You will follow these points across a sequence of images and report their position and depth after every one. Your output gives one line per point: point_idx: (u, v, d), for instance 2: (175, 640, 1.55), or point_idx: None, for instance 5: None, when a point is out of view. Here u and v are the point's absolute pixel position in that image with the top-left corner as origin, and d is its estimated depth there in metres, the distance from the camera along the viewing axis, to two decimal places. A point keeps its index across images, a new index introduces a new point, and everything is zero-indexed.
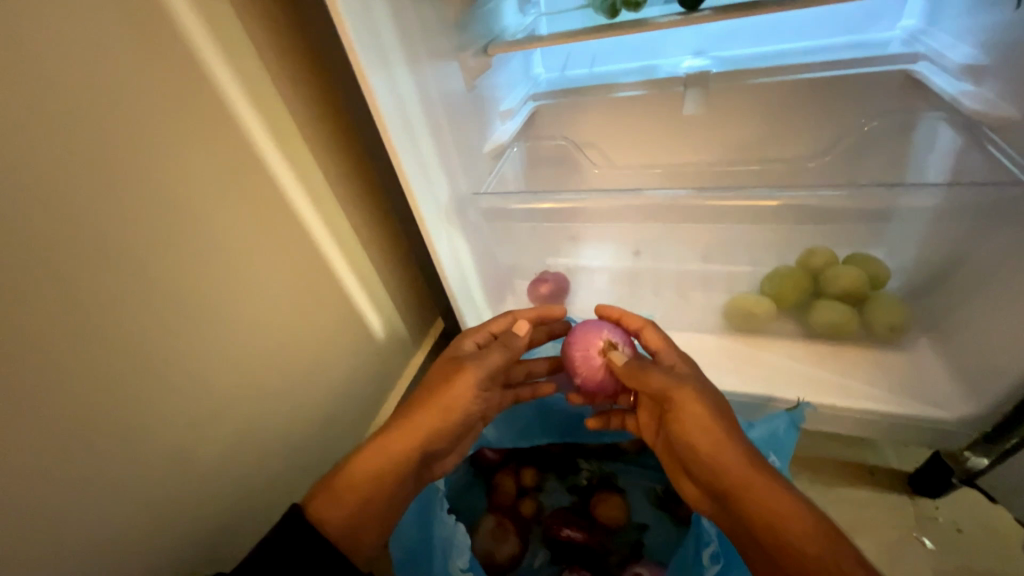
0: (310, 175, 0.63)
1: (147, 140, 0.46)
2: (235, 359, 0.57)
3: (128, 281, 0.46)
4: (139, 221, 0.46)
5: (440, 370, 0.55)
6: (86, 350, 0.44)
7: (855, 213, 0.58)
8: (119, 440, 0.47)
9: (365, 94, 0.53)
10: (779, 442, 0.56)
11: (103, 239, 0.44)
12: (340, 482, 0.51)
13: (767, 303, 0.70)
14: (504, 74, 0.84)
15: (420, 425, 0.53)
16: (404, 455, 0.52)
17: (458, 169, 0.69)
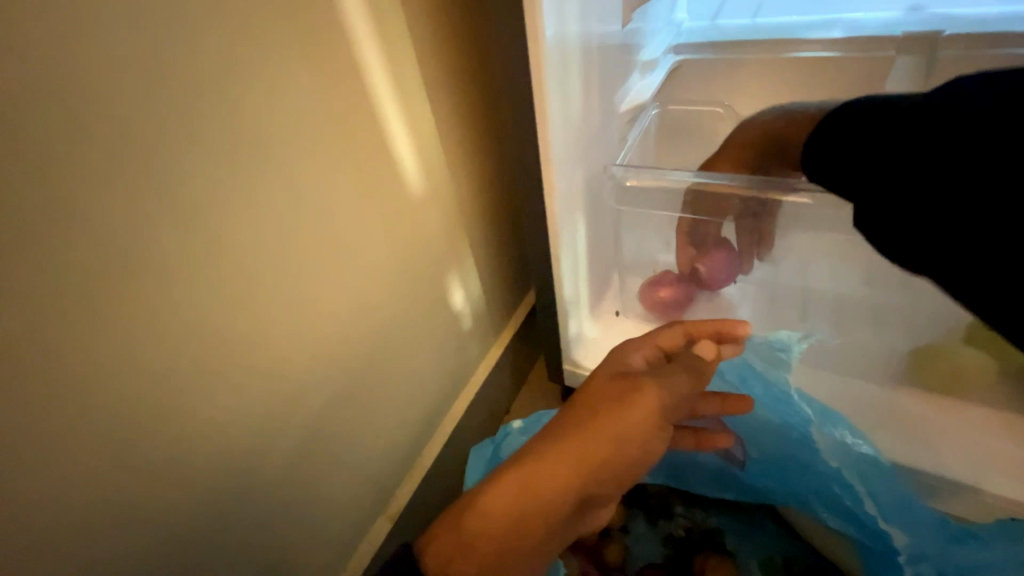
0: (416, 118, 0.50)
1: (234, 30, 0.35)
2: (305, 333, 0.46)
3: (187, 214, 0.35)
4: (208, 139, 0.35)
5: (608, 390, 0.42)
6: (125, 290, 0.34)
7: None
8: (162, 418, 0.38)
9: (529, 15, 0.40)
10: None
11: (158, 154, 0.33)
12: (469, 521, 0.39)
13: (984, 358, 0.53)
14: (651, 14, 0.65)
15: (579, 457, 0.40)
16: (557, 498, 0.40)
17: (599, 133, 0.54)
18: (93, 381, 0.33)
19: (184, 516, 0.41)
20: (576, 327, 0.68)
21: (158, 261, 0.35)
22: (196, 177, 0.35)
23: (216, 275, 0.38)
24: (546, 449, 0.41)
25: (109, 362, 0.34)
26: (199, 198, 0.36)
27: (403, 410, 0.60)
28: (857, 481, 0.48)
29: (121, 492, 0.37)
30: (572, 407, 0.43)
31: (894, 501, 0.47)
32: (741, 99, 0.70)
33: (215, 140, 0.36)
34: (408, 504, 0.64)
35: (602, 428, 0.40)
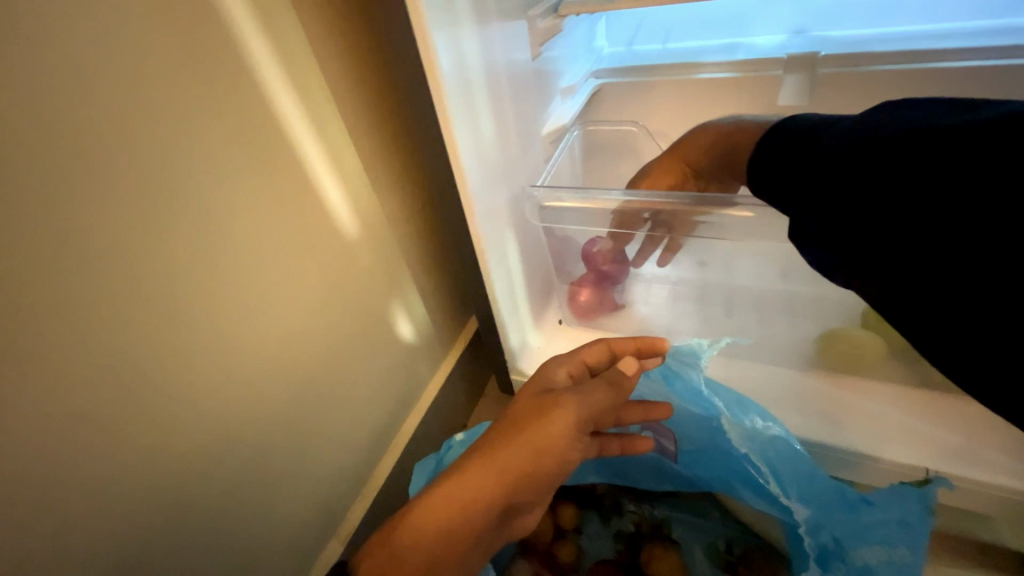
0: (339, 150, 0.53)
1: (145, 83, 0.37)
2: (237, 365, 0.47)
3: (100, 259, 0.37)
4: (119, 185, 0.37)
5: (531, 404, 0.48)
6: (40, 335, 0.35)
7: None
8: (83, 459, 0.38)
9: (425, 58, 0.44)
10: (907, 530, 0.46)
11: (62, 203, 0.34)
12: (402, 530, 0.44)
13: (873, 339, 0.59)
14: (567, 45, 0.69)
15: (504, 467, 0.45)
16: (482, 508, 0.45)
17: (516, 156, 0.58)
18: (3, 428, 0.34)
19: (114, 555, 0.42)
20: (520, 338, 0.72)
21: (67, 309, 0.36)
22: (109, 224, 0.37)
23: (139, 314, 0.39)
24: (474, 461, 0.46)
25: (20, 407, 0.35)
26: (111, 243, 0.37)
27: (348, 432, 0.62)
28: (764, 463, 0.52)
29: (41, 536, 0.37)
30: (499, 424, 0.48)
31: (803, 480, 0.50)
32: (660, 117, 0.77)
33: (127, 184, 0.37)
34: (360, 524, 0.64)
35: (523, 443, 0.45)
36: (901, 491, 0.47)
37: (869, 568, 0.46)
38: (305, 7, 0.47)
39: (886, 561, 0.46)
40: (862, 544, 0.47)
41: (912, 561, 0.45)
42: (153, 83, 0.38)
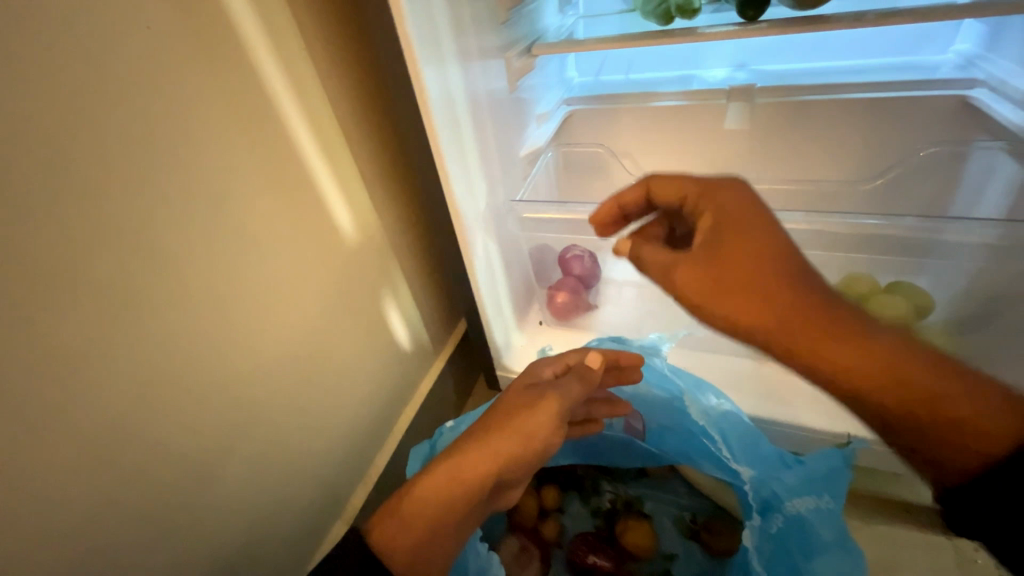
0: (343, 173, 0.61)
1: (186, 122, 0.45)
2: (254, 362, 0.55)
3: (145, 271, 0.44)
4: (162, 209, 0.44)
5: (523, 398, 0.56)
6: (99, 332, 0.41)
7: (899, 243, 0.62)
8: (127, 442, 0.45)
9: (417, 90, 0.51)
10: (830, 481, 0.55)
11: (118, 226, 0.41)
12: (407, 504, 0.50)
13: None
14: (540, 76, 0.79)
15: (497, 449, 0.53)
16: (478, 483, 0.52)
17: (497, 172, 0.66)
18: (66, 415, 0.41)
19: (150, 527, 0.48)
20: (505, 337, 0.79)
21: (119, 314, 0.42)
22: (154, 242, 0.44)
23: (174, 317, 0.46)
24: (472, 444, 0.53)
25: (80, 398, 0.41)
26: (154, 258, 0.44)
27: (349, 425, 0.69)
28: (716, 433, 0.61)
29: (93, 508, 0.44)
30: (495, 413, 0.56)
31: (750, 447, 0.59)
32: (624, 137, 0.84)
33: (170, 209, 0.45)
34: (360, 507, 0.71)
35: (515, 428, 0.53)
36: (826, 451, 0.56)
37: (802, 514, 0.54)
38: (315, 54, 0.55)
39: (816, 507, 0.54)
40: (796, 494, 0.55)
41: (835, 505, 0.53)
42: (192, 123, 0.45)
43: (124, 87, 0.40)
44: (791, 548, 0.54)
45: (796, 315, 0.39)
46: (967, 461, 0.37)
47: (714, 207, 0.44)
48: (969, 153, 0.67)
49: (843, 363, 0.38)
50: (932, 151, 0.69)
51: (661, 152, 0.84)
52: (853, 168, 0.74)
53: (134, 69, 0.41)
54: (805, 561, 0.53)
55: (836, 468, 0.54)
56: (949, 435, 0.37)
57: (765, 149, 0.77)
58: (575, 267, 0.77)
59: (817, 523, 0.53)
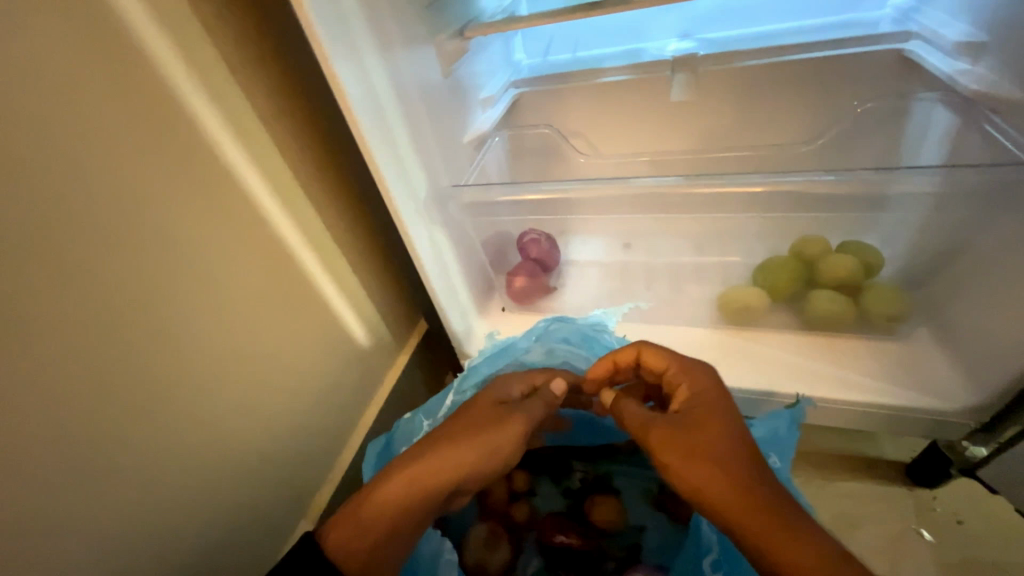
0: (276, 174, 0.59)
1: (94, 131, 0.43)
2: (200, 375, 0.54)
3: (62, 294, 0.42)
4: (73, 227, 0.42)
5: (490, 414, 0.56)
6: (20, 356, 0.40)
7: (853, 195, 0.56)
8: (66, 468, 0.44)
9: (333, 83, 0.50)
10: (779, 442, 0.57)
11: (25, 250, 0.39)
12: (366, 508, 0.50)
13: (760, 293, 0.69)
14: (483, 59, 0.78)
15: (460, 461, 0.53)
16: (437, 491, 0.52)
17: (436, 158, 0.65)
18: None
19: (106, 549, 0.48)
20: (465, 326, 0.79)
21: (39, 340, 0.41)
22: (69, 263, 0.42)
23: (103, 338, 0.45)
24: (435, 453, 0.53)
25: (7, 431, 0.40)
26: (73, 279, 0.43)
27: (309, 425, 0.69)
28: None
29: (38, 539, 0.43)
30: (459, 424, 0.55)
31: None
32: (573, 117, 0.83)
33: (83, 228, 0.43)
34: (326, 503, 0.72)
35: (480, 443, 0.53)
36: (775, 414, 0.57)
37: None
38: (230, 50, 0.51)
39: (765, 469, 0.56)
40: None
41: (781, 466, 0.55)
42: (95, 134, 0.43)
43: (11, 102, 0.38)
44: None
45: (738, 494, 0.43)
46: None
47: (691, 382, 0.51)
48: (911, 108, 0.67)
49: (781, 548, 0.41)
50: (869, 106, 0.69)
51: (611, 128, 0.83)
52: (799, 129, 0.73)
53: (29, 82, 0.38)
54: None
55: (783, 430, 0.56)
56: None
57: (711, 118, 0.77)
58: (537, 249, 0.78)
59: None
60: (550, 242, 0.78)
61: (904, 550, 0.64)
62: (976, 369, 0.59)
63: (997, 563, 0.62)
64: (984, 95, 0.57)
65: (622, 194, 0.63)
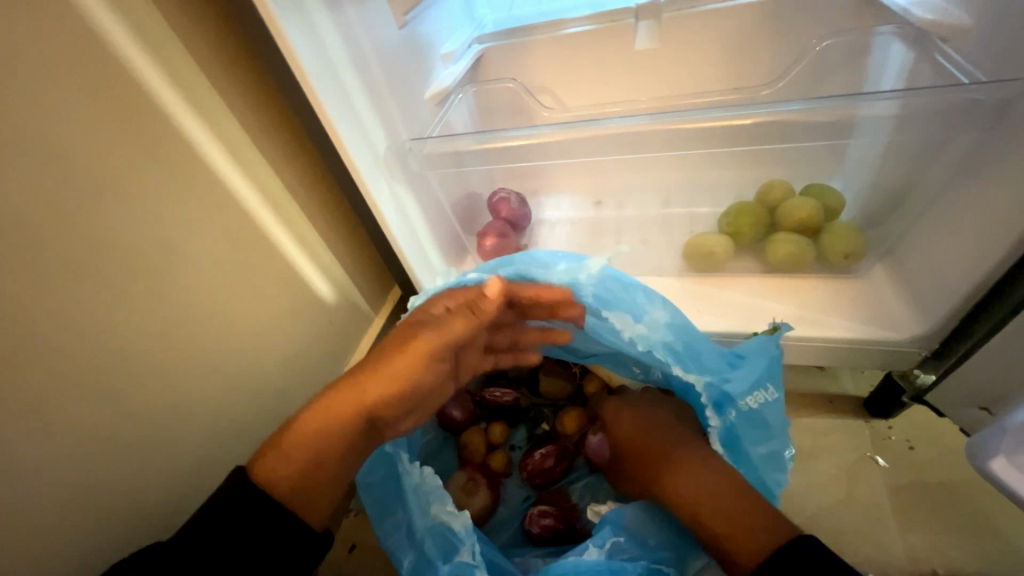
0: (228, 134, 0.56)
1: (21, 97, 0.40)
2: (166, 349, 0.53)
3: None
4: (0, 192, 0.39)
5: (399, 335, 0.55)
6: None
7: (815, 129, 0.56)
8: (24, 441, 0.43)
9: (277, 36, 0.48)
10: (771, 371, 0.57)
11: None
12: (288, 439, 0.51)
13: (724, 239, 0.70)
14: (442, 11, 0.75)
15: (368, 385, 0.53)
16: (350, 412, 0.52)
17: (393, 111, 0.63)
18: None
19: (80, 518, 0.48)
20: (437, 286, 0.79)
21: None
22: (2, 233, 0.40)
23: (53, 311, 0.44)
24: (350, 379, 0.53)
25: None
26: (5, 250, 0.40)
27: (282, 393, 0.69)
28: (667, 351, 0.57)
29: (6, 512, 0.43)
30: (373, 351, 0.55)
31: (695, 355, 0.58)
32: (538, 71, 0.81)
33: (27, 197, 0.41)
34: None
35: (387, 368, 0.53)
36: (764, 347, 0.57)
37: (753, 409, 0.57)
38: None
39: (766, 401, 0.56)
40: (749, 391, 0.56)
41: (777, 393, 0.56)
42: (13, 93, 0.39)
43: None
44: (737, 438, 0.57)
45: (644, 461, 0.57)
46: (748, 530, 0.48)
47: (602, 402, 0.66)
48: (870, 44, 0.67)
49: (674, 483, 0.53)
50: (827, 43, 0.68)
51: (575, 79, 0.81)
52: (761, 71, 0.73)
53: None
54: (748, 448, 0.58)
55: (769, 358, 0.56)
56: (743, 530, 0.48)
57: (673, 66, 0.76)
58: (509, 209, 0.78)
59: (767, 414, 0.57)
60: (518, 206, 0.79)
61: (857, 476, 0.68)
62: (922, 298, 0.61)
63: (943, 482, 0.67)
64: (938, 24, 0.58)
65: (586, 138, 0.62)
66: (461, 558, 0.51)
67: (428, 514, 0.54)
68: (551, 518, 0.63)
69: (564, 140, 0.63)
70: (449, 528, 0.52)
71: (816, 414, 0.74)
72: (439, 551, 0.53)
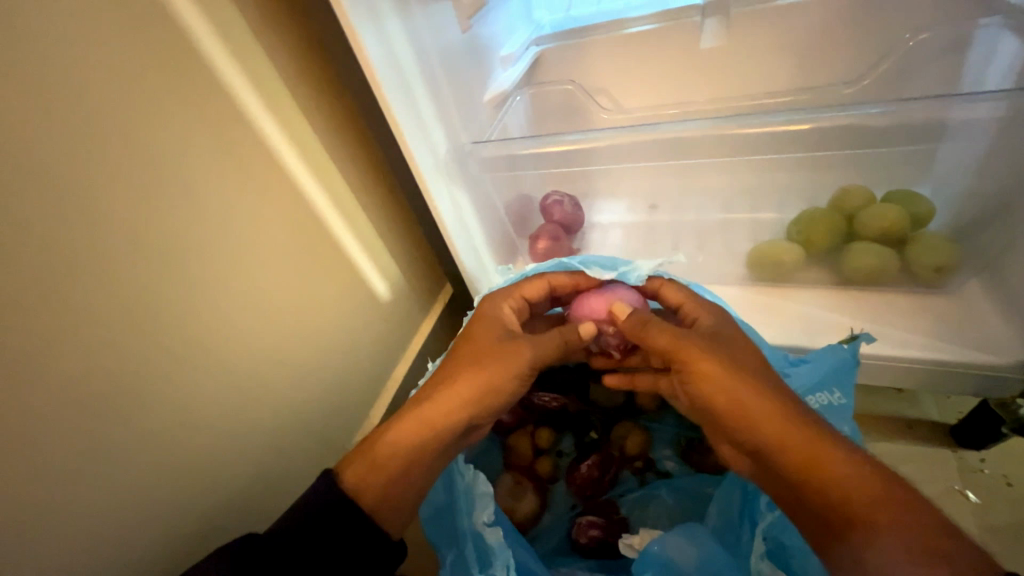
0: (299, 135, 0.58)
1: (134, 107, 0.44)
2: (240, 339, 0.57)
3: (102, 261, 0.43)
4: (107, 192, 0.43)
5: (492, 343, 0.56)
6: (85, 320, 0.43)
7: (904, 132, 0.52)
8: (120, 423, 0.47)
9: (354, 44, 0.50)
10: (842, 375, 0.54)
11: (63, 220, 0.40)
12: (379, 447, 0.52)
13: (794, 248, 0.66)
14: (503, 13, 0.75)
15: (463, 393, 0.54)
16: (446, 425, 0.53)
17: (454, 114, 0.64)
18: (54, 406, 0.42)
19: (164, 497, 0.52)
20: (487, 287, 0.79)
21: (85, 308, 0.43)
22: (108, 230, 0.43)
23: (149, 303, 0.47)
24: (443, 391, 0.54)
25: (63, 392, 0.42)
26: (117, 247, 0.44)
27: (340, 386, 0.72)
28: None
29: (107, 487, 0.47)
30: (461, 353, 0.56)
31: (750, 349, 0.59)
32: (595, 71, 0.79)
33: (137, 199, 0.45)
34: None
35: (480, 375, 0.54)
36: (832, 348, 0.54)
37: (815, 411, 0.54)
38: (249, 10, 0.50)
39: (829, 404, 0.54)
40: (809, 392, 0.55)
41: (845, 398, 0.53)
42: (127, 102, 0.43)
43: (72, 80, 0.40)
44: None
45: (771, 410, 0.45)
46: (916, 525, 0.39)
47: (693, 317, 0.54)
48: (971, 37, 0.61)
49: (828, 455, 0.42)
50: (921, 38, 0.63)
51: (634, 79, 0.78)
52: (843, 67, 0.68)
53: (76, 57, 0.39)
54: None
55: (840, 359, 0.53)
56: (913, 526, 0.39)
57: (741, 65, 0.72)
58: (561, 210, 0.77)
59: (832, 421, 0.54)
60: (570, 210, 0.78)
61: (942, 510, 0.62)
62: None
63: None
64: None
65: (650, 143, 0.61)
66: (495, 572, 0.51)
67: (472, 522, 0.54)
68: (598, 529, 0.62)
69: (626, 145, 0.61)
70: (484, 540, 0.53)
71: (895, 440, 0.68)
72: (477, 558, 0.53)
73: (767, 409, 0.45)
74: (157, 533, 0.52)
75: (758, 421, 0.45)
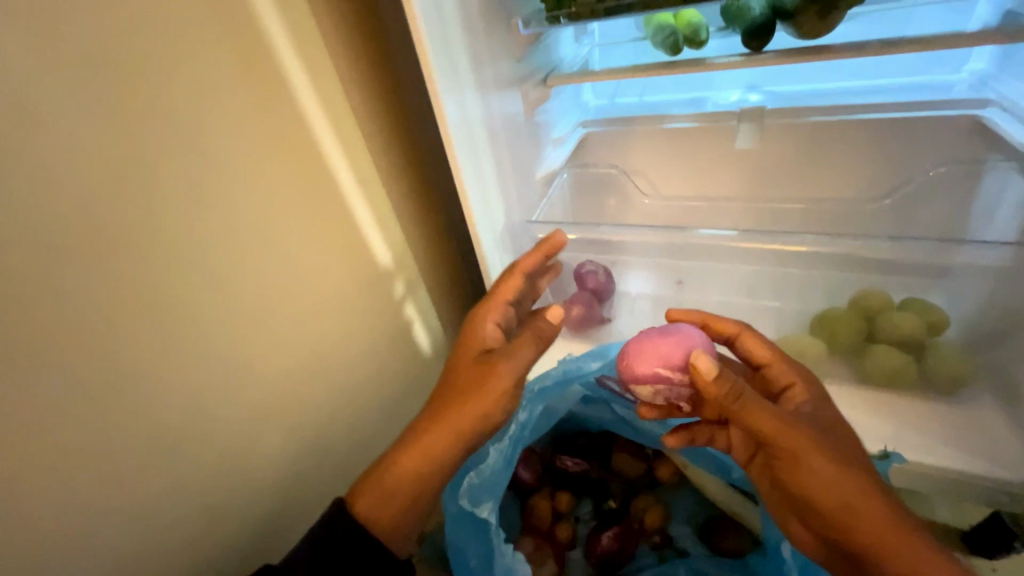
0: (373, 193, 0.70)
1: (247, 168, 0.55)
2: (299, 372, 0.64)
3: (203, 290, 0.52)
4: (217, 234, 0.53)
5: (469, 370, 0.58)
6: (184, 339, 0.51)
7: (911, 265, 0.67)
8: (190, 435, 0.54)
9: (438, 115, 0.57)
10: None
11: (189, 249, 0.50)
12: (385, 480, 0.56)
13: (818, 343, 0.70)
14: (557, 100, 0.84)
15: (453, 423, 0.57)
16: (441, 453, 0.57)
17: (514, 187, 0.72)
18: (144, 408, 0.49)
19: (210, 509, 0.57)
20: None
21: (184, 329, 0.51)
22: (213, 265, 0.53)
23: (237, 323, 0.56)
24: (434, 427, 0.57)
25: (152, 393, 0.50)
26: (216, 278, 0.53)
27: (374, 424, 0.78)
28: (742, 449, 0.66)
29: (168, 494, 0.53)
30: (443, 391, 0.59)
31: None
32: (639, 156, 0.85)
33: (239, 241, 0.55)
34: None
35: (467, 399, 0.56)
36: None
37: None
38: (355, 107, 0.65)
39: None
40: None
41: None
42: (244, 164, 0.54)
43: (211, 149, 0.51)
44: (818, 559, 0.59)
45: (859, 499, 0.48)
46: None
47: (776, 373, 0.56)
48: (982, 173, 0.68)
49: (903, 550, 0.46)
50: (939, 170, 0.70)
51: (672, 170, 0.85)
52: (870, 184, 0.74)
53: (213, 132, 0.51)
54: None
55: None
56: None
57: (769, 172, 0.79)
58: (598, 282, 0.81)
59: None
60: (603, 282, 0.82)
61: None
62: None
63: None
64: None
65: None
66: None
67: None
68: None
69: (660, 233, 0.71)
70: None
71: None
72: None
73: (849, 494, 0.48)
74: (199, 544, 0.57)
75: (848, 506, 0.48)
